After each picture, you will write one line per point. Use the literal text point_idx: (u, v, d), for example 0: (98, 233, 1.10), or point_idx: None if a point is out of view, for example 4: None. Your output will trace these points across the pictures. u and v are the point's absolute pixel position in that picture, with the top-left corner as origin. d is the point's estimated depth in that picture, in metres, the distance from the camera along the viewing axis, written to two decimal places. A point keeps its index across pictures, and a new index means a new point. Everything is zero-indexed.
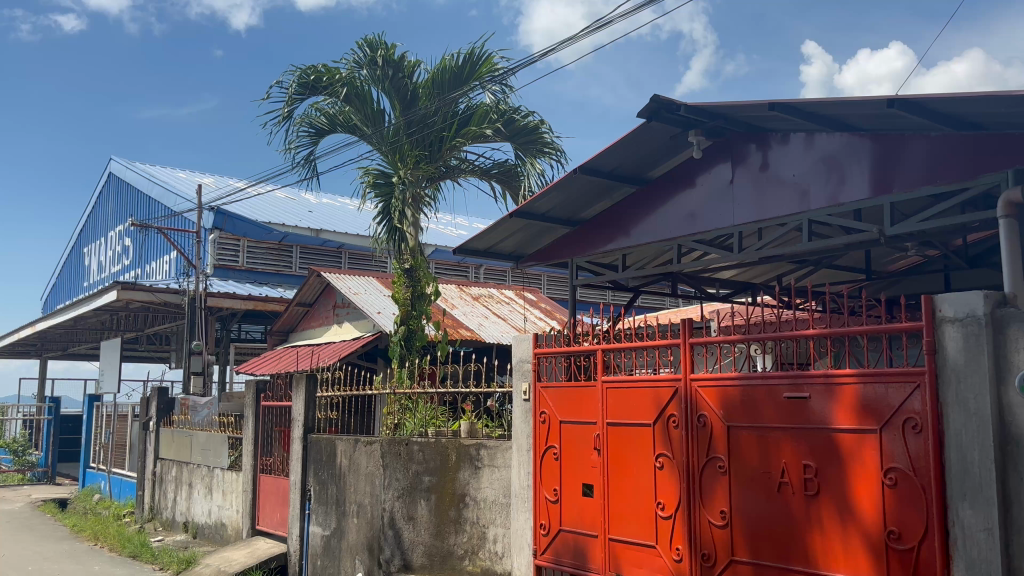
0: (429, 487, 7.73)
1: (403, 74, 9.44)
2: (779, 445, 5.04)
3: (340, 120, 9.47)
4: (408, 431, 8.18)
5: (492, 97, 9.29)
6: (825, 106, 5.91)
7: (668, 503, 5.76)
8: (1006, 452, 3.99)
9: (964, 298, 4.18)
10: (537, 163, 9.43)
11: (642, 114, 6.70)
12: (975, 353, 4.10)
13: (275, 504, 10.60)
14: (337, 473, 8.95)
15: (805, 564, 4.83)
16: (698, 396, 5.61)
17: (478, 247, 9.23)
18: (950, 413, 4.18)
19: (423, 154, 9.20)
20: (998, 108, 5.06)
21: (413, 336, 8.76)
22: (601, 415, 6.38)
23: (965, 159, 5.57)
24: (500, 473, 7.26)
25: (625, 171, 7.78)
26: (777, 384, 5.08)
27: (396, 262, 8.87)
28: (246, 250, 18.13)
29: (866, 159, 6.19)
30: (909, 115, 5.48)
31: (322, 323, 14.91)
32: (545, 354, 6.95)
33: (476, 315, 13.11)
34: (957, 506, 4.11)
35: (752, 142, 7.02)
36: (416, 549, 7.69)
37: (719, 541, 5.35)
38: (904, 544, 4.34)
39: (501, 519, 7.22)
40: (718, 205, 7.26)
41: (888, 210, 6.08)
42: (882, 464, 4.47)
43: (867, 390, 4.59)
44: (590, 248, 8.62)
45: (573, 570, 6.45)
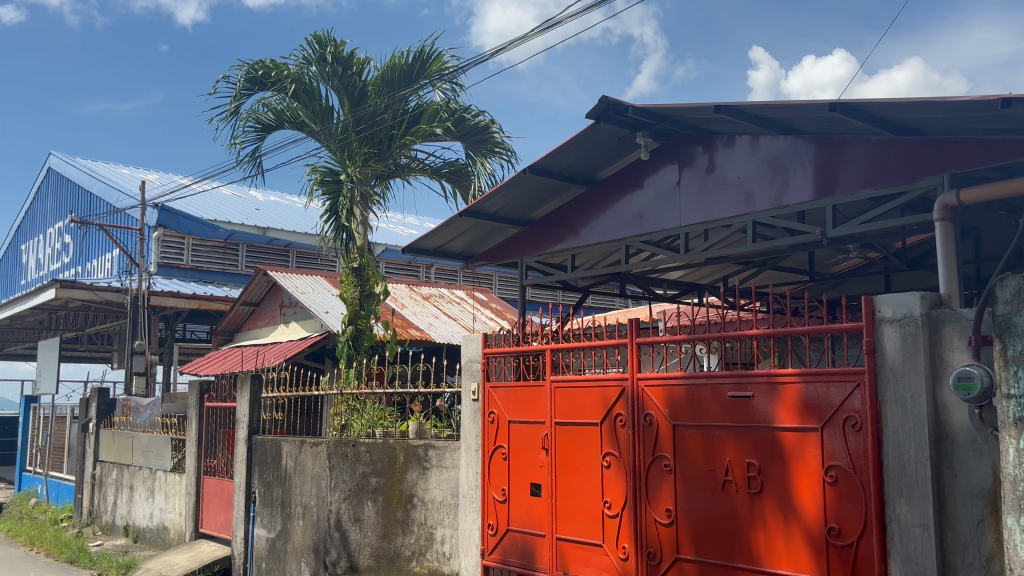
0: (376, 488, 7.65)
1: (353, 71, 9.36)
2: (722, 443, 5.11)
3: (287, 116, 9.30)
4: (356, 432, 8.09)
5: (443, 95, 9.25)
6: (770, 110, 5.99)
7: (614, 501, 5.79)
8: (941, 449, 4.10)
9: (902, 299, 4.28)
10: (487, 163, 9.43)
11: (591, 115, 6.71)
12: (912, 352, 4.19)
13: (220, 506, 10.42)
14: (282, 475, 8.83)
15: (748, 561, 4.89)
16: (645, 396, 5.66)
17: (427, 247, 9.18)
18: (888, 412, 4.28)
19: (372, 152, 9.11)
20: (935, 114, 5.19)
21: (361, 336, 8.69)
22: (549, 415, 6.39)
23: (905, 163, 5.70)
24: (449, 473, 7.25)
25: (574, 172, 7.81)
26: (721, 384, 5.15)
27: (345, 262, 8.77)
28: (191, 249, 17.76)
29: (809, 162, 6.32)
30: (852, 119, 5.59)
31: (269, 323, 14.69)
32: (494, 353, 6.95)
33: (426, 315, 13.04)
34: (894, 503, 4.20)
35: (698, 144, 7.11)
36: (362, 551, 7.61)
37: (665, 539, 5.40)
38: (844, 540, 4.43)
39: (449, 520, 7.20)
40: (666, 206, 7.34)
41: (830, 212, 6.22)
42: (823, 461, 4.56)
43: (809, 390, 4.67)
44: (540, 248, 8.65)
45: (520, 569, 6.46)
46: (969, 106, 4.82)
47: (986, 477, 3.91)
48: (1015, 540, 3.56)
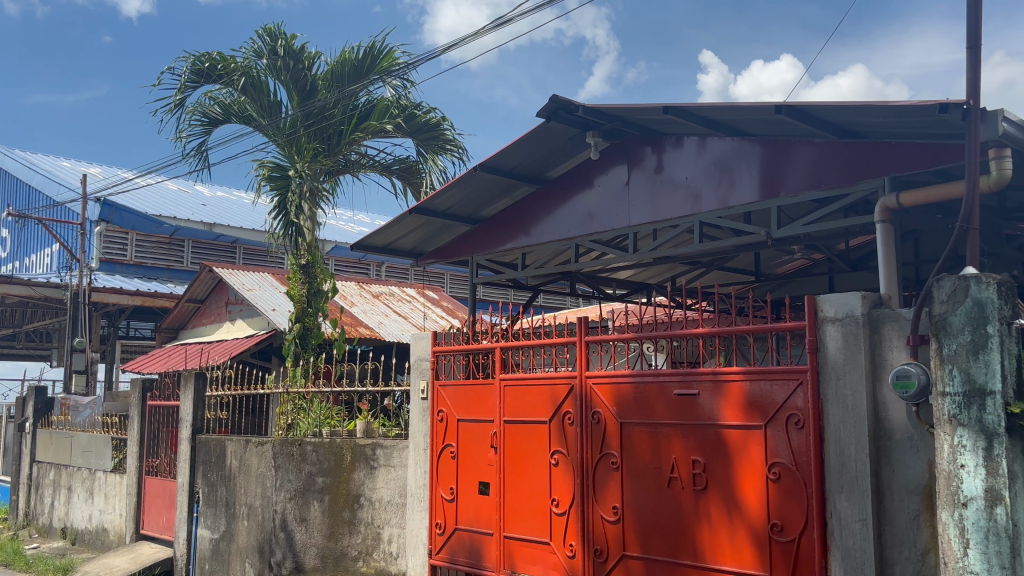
0: (322, 488, 7.56)
1: (303, 65, 9.24)
2: (668, 441, 5.16)
3: (234, 109, 9.15)
4: (302, 431, 7.97)
5: (393, 91, 9.18)
6: (717, 112, 6.07)
7: (562, 499, 5.81)
8: (879, 446, 4.19)
9: (844, 298, 4.36)
10: (438, 160, 9.39)
11: (541, 114, 6.72)
12: (853, 351, 4.27)
13: (162, 507, 10.21)
14: (226, 474, 8.69)
15: (693, 557, 4.95)
16: (593, 393, 5.68)
17: (377, 245, 9.11)
18: (830, 409, 4.36)
19: (321, 147, 8.97)
20: (877, 118, 5.30)
21: (308, 334, 8.58)
22: (498, 413, 6.39)
23: (847, 166, 5.83)
24: (396, 473, 7.22)
25: (524, 171, 7.82)
26: (668, 382, 5.20)
27: (292, 258, 8.64)
28: (135, 244, 17.36)
29: (755, 164, 6.41)
30: (796, 122, 5.69)
31: (214, 320, 14.45)
32: (443, 352, 6.92)
33: (376, 314, 12.91)
34: (835, 499, 4.28)
35: (647, 145, 7.18)
36: (308, 551, 7.50)
37: (611, 537, 5.43)
38: (786, 536, 4.50)
39: (396, 519, 7.19)
40: (615, 206, 7.39)
41: (775, 214, 6.33)
42: (766, 458, 4.63)
43: (753, 388, 4.74)
44: (490, 247, 8.64)
45: (467, 568, 6.45)
46: (909, 111, 4.94)
47: (922, 474, 4.02)
48: (948, 535, 3.65)
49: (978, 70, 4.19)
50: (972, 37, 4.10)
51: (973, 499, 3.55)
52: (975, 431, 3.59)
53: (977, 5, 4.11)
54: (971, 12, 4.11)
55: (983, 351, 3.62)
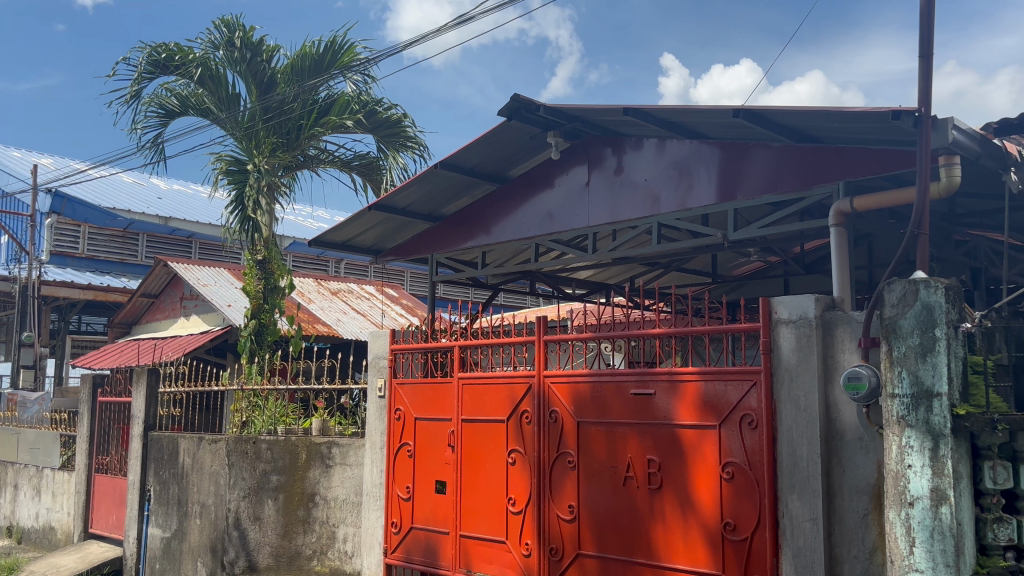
0: (277, 486, 7.46)
1: (262, 58, 9.12)
2: (624, 440, 5.20)
3: (192, 102, 9.00)
4: (256, 429, 7.87)
5: (354, 86, 9.11)
6: (677, 114, 6.12)
7: (518, 498, 5.82)
8: (830, 446, 4.26)
9: (798, 300, 4.42)
10: (399, 157, 9.36)
11: (503, 113, 6.71)
12: (805, 353, 4.34)
13: (111, 505, 10.02)
14: (179, 472, 8.55)
15: (647, 556, 4.98)
16: (551, 392, 5.69)
17: (335, 241, 9.02)
18: (783, 410, 4.42)
19: (280, 142, 8.89)
20: (833, 124, 5.39)
21: (264, 331, 8.47)
22: (456, 412, 6.38)
23: (802, 170, 5.91)
24: (352, 471, 7.17)
25: (485, 169, 7.79)
26: (625, 381, 5.24)
27: (248, 254, 8.52)
28: (87, 237, 16.68)
29: (713, 166, 6.48)
30: (754, 126, 5.76)
31: (168, 315, 14.21)
32: (401, 350, 6.89)
33: (334, 311, 12.80)
34: (787, 498, 4.34)
35: (607, 146, 7.22)
36: (261, 550, 7.39)
37: (567, 535, 5.45)
38: (739, 535, 4.55)
39: (352, 517, 7.14)
40: (575, 206, 7.43)
41: (731, 216, 6.40)
42: (720, 458, 4.68)
43: (708, 388, 4.79)
44: (451, 245, 8.63)
45: (423, 567, 6.43)
46: (863, 117, 5.03)
47: (871, 473, 4.10)
48: (895, 533, 3.72)
49: (929, 78, 4.28)
50: (924, 45, 4.18)
51: (919, 498, 3.63)
52: (923, 432, 3.66)
53: (929, 14, 4.19)
54: (923, 21, 4.20)
55: (930, 354, 3.70)
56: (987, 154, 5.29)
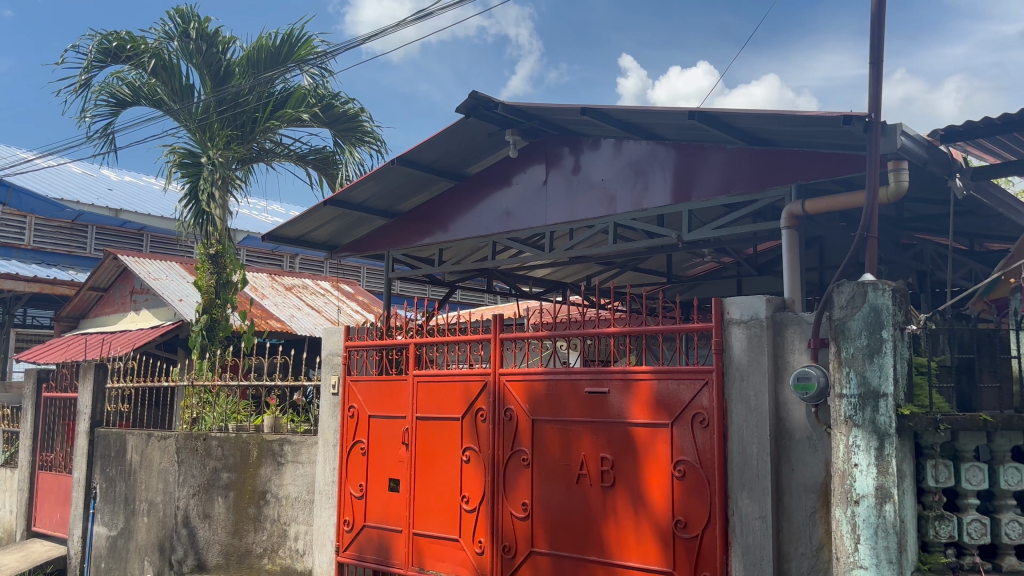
0: (227, 484, 7.38)
1: (217, 49, 8.97)
2: (578, 438, 5.22)
3: (144, 92, 8.85)
4: (207, 426, 7.80)
5: (311, 80, 9.02)
6: (634, 115, 6.16)
7: (472, 496, 5.81)
8: (779, 445, 4.33)
9: (750, 301, 4.47)
10: (356, 152, 9.28)
11: (461, 110, 6.69)
12: (756, 353, 4.40)
13: (55, 503, 9.79)
14: (126, 469, 8.39)
15: (599, 553, 5.01)
16: (505, 390, 5.69)
17: (290, 236, 8.92)
18: (733, 409, 4.48)
19: (234, 134, 8.77)
20: (786, 127, 5.47)
21: (216, 327, 8.34)
22: (411, 409, 6.35)
23: (756, 173, 5.99)
24: (305, 469, 7.07)
25: (443, 166, 7.76)
26: (580, 380, 5.26)
27: (201, 248, 8.35)
28: (34, 229, 16.21)
29: (669, 167, 6.54)
30: (709, 128, 5.83)
31: (118, 310, 13.92)
32: (356, 347, 6.84)
33: (288, 307, 12.67)
34: (736, 496, 4.40)
35: (565, 145, 7.25)
36: (211, 548, 7.34)
37: (520, 533, 5.46)
38: (689, 532, 4.60)
39: (303, 516, 7.05)
40: (532, 205, 7.45)
41: (686, 217, 6.47)
42: (672, 456, 4.73)
43: (661, 387, 4.83)
44: (407, 241, 8.59)
45: (376, 565, 6.39)
46: (815, 121, 5.12)
47: (819, 472, 4.17)
48: (841, 531, 3.79)
49: (880, 85, 4.36)
50: (874, 53, 4.26)
51: (865, 496, 3.70)
52: (869, 432, 3.73)
53: (881, 22, 4.28)
54: (875, 30, 4.28)
55: (878, 355, 3.78)
56: (933, 161, 5.43)
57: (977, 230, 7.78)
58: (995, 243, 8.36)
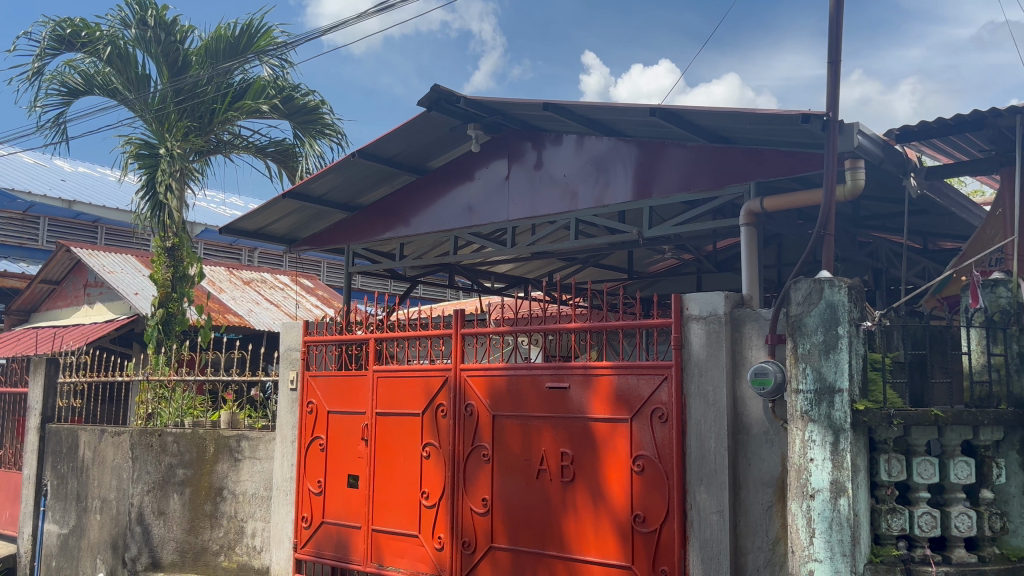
0: (183, 480, 7.27)
1: (175, 38, 8.81)
2: (539, 433, 5.23)
3: (97, 81, 8.67)
4: (162, 421, 7.63)
5: (271, 71, 8.90)
6: (596, 111, 6.17)
7: (432, 492, 5.79)
8: (737, 440, 4.37)
9: (708, 297, 4.51)
10: (316, 144, 9.18)
11: (423, 103, 6.65)
12: (715, 348, 4.43)
13: (5, 501, 9.57)
14: (78, 466, 8.22)
15: (559, 548, 5.02)
16: (466, 385, 5.68)
17: (248, 229, 8.79)
18: (692, 404, 4.51)
19: (192, 125, 8.61)
20: (745, 125, 5.52)
21: (172, 321, 8.20)
22: (370, 405, 6.31)
23: (716, 170, 6.04)
24: (262, 465, 6.98)
25: (405, 160, 7.71)
26: (541, 375, 5.26)
27: (158, 240, 8.22)
28: None
29: (630, 164, 6.56)
30: (670, 125, 5.86)
31: (70, 303, 13.62)
32: (315, 342, 6.77)
33: (246, 301, 12.51)
34: (694, 490, 4.44)
35: (527, 140, 7.25)
36: (166, 546, 7.25)
37: (480, 528, 5.45)
38: (648, 527, 4.63)
39: (260, 512, 6.95)
40: (493, 200, 7.44)
41: (646, 213, 6.50)
42: (631, 451, 4.75)
43: (621, 382, 4.85)
44: (368, 236, 8.52)
45: (334, 562, 6.35)
46: (774, 120, 5.17)
47: (775, 466, 4.22)
48: (797, 525, 3.84)
49: (837, 85, 4.42)
50: (831, 52, 4.32)
51: (820, 490, 3.75)
52: (824, 426, 3.78)
53: (839, 23, 4.33)
54: (833, 29, 4.33)
55: (833, 351, 3.83)
56: (888, 161, 5.49)
57: (930, 229, 7.93)
58: (948, 242, 8.53)
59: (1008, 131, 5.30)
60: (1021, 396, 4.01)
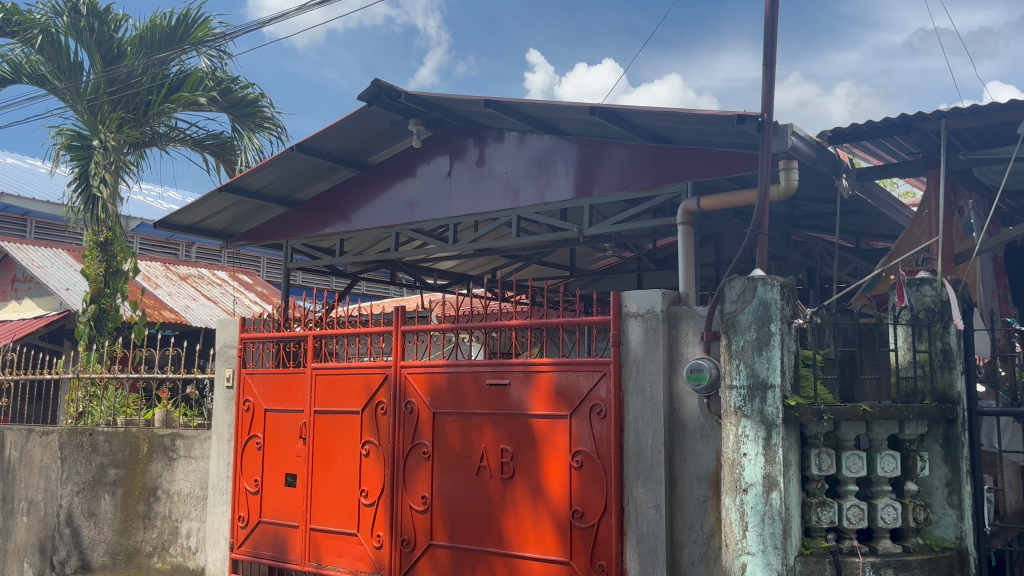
0: (115, 480, 7.04)
1: (108, 27, 8.56)
2: (479, 429, 5.23)
3: (25, 69, 8.39)
4: (94, 420, 7.42)
5: (209, 62, 8.73)
6: (536, 109, 6.19)
7: (371, 490, 5.74)
8: (673, 435, 4.43)
9: (647, 295, 4.55)
10: (255, 138, 9.03)
11: (364, 98, 6.58)
12: (652, 345, 4.49)
13: None
14: (5, 467, 7.95)
15: (498, 545, 5.03)
16: (406, 383, 5.64)
17: (183, 224, 8.62)
18: (630, 400, 4.56)
19: (126, 117, 8.40)
20: (683, 125, 5.59)
21: (105, 317, 7.97)
22: (308, 403, 6.24)
23: (654, 169, 6.11)
24: (197, 464, 6.87)
25: (345, 155, 7.63)
26: (482, 371, 5.24)
27: (89, 234, 7.98)
28: None
29: (571, 162, 6.60)
30: (610, 123, 5.91)
31: None
32: (251, 339, 6.66)
33: (182, 297, 12.24)
34: (632, 485, 4.49)
35: (469, 137, 7.24)
36: (96, 548, 7.00)
37: (420, 526, 5.43)
38: (586, 522, 4.66)
39: (196, 512, 6.84)
40: (435, 196, 7.42)
41: (587, 211, 6.55)
42: (571, 447, 4.78)
43: (561, 378, 4.87)
44: (307, 231, 8.41)
45: (271, 561, 6.26)
46: (710, 120, 5.25)
47: (710, 461, 4.29)
48: (730, 519, 3.91)
49: (772, 86, 4.51)
50: (768, 54, 4.40)
51: (753, 484, 3.83)
52: (757, 422, 3.86)
53: (774, 26, 4.42)
54: (768, 32, 4.41)
55: (766, 348, 3.90)
56: (821, 160, 5.69)
57: (861, 229, 8.16)
58: (880, 242, 8.78)
59: (934, 134, 5.48)
60: (944, 391, 4.12)
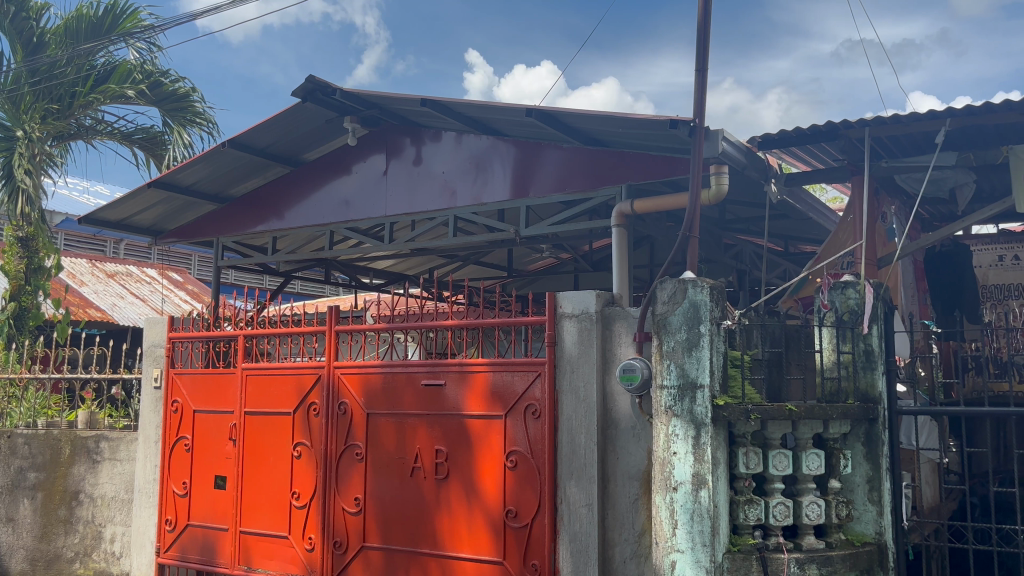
0: (35, 484, 6.84)
1: (28, 15, 8.26)
2: (413, 429, 5.20)
3: None
4: (12, 422, 7.16)
5: (137, 54, 8.51)
6: (473, 109, 6.19)
7: (303, 492, 5.67)
8: (606, 434, 4.47)
9: (581, 296, 4.59)
10: (186, 133, 8.82)
11: (298, 94, 6.50)
12: (586, 345, 4.53)
13: None
14: None
15: (431, 546, 5.01)
16: (340, 383, 5.59)
17: (109, 220, 8.37)
18: (564, 400, 4.59)
19: (50, 108, 8.09)
20: (619, 128, 5.65)
21: (25, 314, 7.68)
22: (239, 404, 6.13)
23: (590, 171, 6.17)
24: (122, 467, 6.67)
25: (279, 151, 7.49)
26: (416, 372, 5.22)
27: (10, 230, 7.67)
28: None
29: (507, 162, 6.61)
30: (546, 125, 5.95)
31: None
32: (180, 338, 6.51)
33: (109, 297, 11.83)
34: (565, 485, 4.52)
35: (405, 136, 7.20)
36: (15, 554, 6.84)
37: (352, 527, 5.38)
38: (520, 521, 4.67)
39: (121, 516, 6.63)
40: (370, 195, 7.36)
41: (523, 211, 6.57)
42: (505, 447, 4.79)
43: (496, 378, 4.88)
44: (240, 229, 8.26)
45: (199, 566, 6.13)
46: (644, 124, 5.33)
47: (641, 460, 4.35)
48: (661, 517, 3.98)
49: (702, 91, 4.60)
50: (699, 60, 4.48)
51: (683, 483, 3.90)
52: (687, 421, 3.93)
53: (705, 33, 4.50)
54: (700, 39, 4.50)
55: (696, 348, 3.97)
56: (752, 166, 5.79)
57: (789, 233, 8.38)
58: (807, 246, 9.02)
59: (859, 142, 5.65)
60: (866, 391, 4.26)
